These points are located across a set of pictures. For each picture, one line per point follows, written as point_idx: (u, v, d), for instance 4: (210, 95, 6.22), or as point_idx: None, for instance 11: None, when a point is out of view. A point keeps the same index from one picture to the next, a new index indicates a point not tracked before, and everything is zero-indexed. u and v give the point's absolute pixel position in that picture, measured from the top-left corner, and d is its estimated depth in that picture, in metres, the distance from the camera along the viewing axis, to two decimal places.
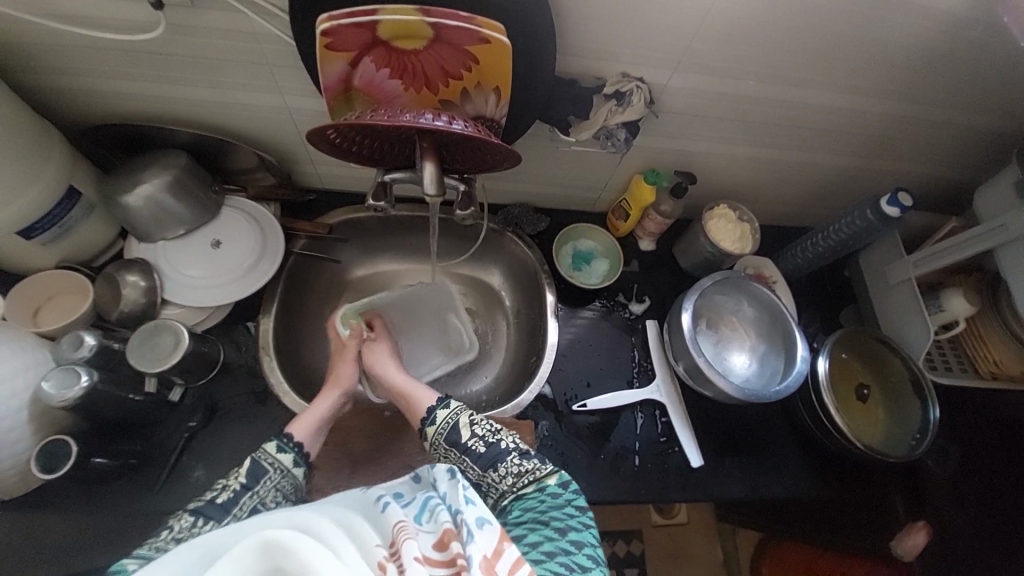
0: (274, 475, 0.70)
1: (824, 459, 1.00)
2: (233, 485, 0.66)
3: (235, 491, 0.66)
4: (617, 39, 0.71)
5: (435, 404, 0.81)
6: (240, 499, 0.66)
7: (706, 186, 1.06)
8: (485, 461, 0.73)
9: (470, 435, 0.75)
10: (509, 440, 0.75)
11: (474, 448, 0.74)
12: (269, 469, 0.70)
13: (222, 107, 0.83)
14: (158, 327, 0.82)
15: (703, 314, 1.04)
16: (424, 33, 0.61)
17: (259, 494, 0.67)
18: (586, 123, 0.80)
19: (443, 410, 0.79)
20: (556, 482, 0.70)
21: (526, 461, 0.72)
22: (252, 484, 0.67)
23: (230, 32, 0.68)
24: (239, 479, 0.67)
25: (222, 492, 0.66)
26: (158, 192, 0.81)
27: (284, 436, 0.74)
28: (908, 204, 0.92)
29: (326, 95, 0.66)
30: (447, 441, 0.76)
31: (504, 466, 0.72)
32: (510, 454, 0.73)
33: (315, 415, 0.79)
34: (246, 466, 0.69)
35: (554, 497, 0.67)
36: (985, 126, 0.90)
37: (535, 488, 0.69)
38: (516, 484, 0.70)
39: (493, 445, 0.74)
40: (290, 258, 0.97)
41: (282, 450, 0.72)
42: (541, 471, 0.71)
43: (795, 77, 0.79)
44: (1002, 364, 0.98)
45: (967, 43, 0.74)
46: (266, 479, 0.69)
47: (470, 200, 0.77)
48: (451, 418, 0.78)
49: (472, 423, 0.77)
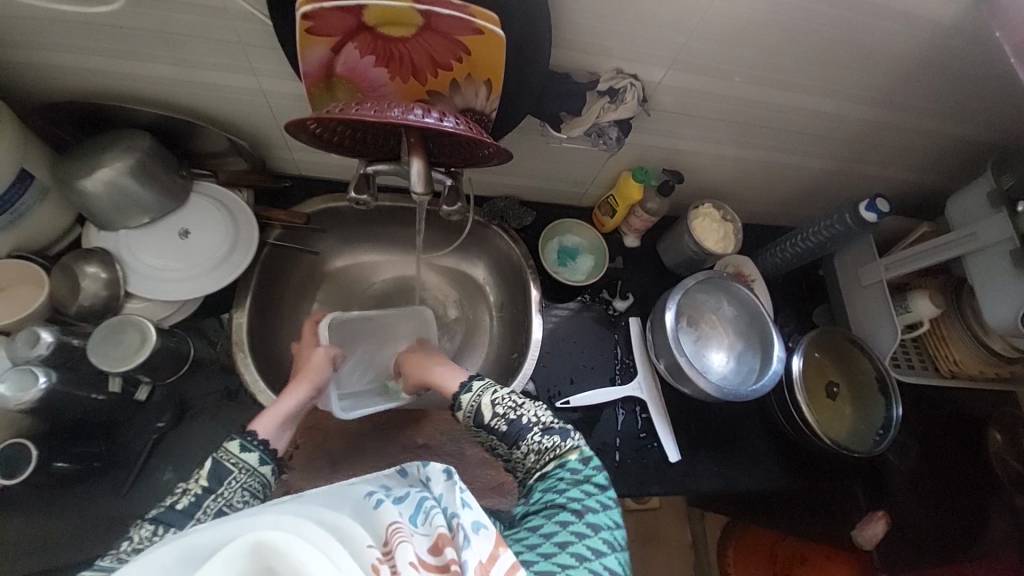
0: (240, 476, 0.65)
1: (794, 454, 1.04)
2: (195, 489, 0.63)
3: (196, 495, 0.62)
4: (612, 34, 0.69)
5: (470, 377, 0.78)
6: (202, 504, 0.62)
7: (693, 184, 1.06)
8: (509, 439, 0.71)
9: (494, 415, 0.73)
10: (532, 415, 0.72)
11: (497, 426, 0.72)
12: (234, 470, 0.65)
13: (190, 86, 0.77)
14: (122, 322, 0.77)
15: (684, 312, 1.05)
16: (413, 20, 0.58)
17: (223, 497, 0.63)
18: (578, 119, 0.78)
19: (467, 392, 0.76)
20: (576, 457, 0.69)
21: (548, 438, 0.71)
22: (215, 486, 0.63)
23: (200, 7, 0.63)
24: (200, 484, 0.63)
25: (182, 498, 0.62)
26: (119, 177, 0.76)
27: (247, 433, 0.68)
28: (885, 210, 0.95)
29: (305, 81, 0.61)
30: (474, 423, 0.74)
31: (526, 444, 0.71)
32: (532, 430, 0.71)
33: (280, 410, 0.73)
34: (207, 467, 0.64)
35: (574, 474, 0.67)
36: (961, 135, 0.93)
37: (558, 464, 0.69)
38: (539, 461, 0.70)
39: (516, 421, 0.72)
40: (265, 249, 0.92)
41: (246, 450, 0.67)
42: (563, 447, 0.70)
43: (786, 80, 0.79)
44: (960, 363, 1.05)
45: (953, 53, 0.75)
46: (230, 481, 0.64)
47: (457, 195, 0.75)
48: (473, 403, 0.74)
49: (495, 399, 0.74)
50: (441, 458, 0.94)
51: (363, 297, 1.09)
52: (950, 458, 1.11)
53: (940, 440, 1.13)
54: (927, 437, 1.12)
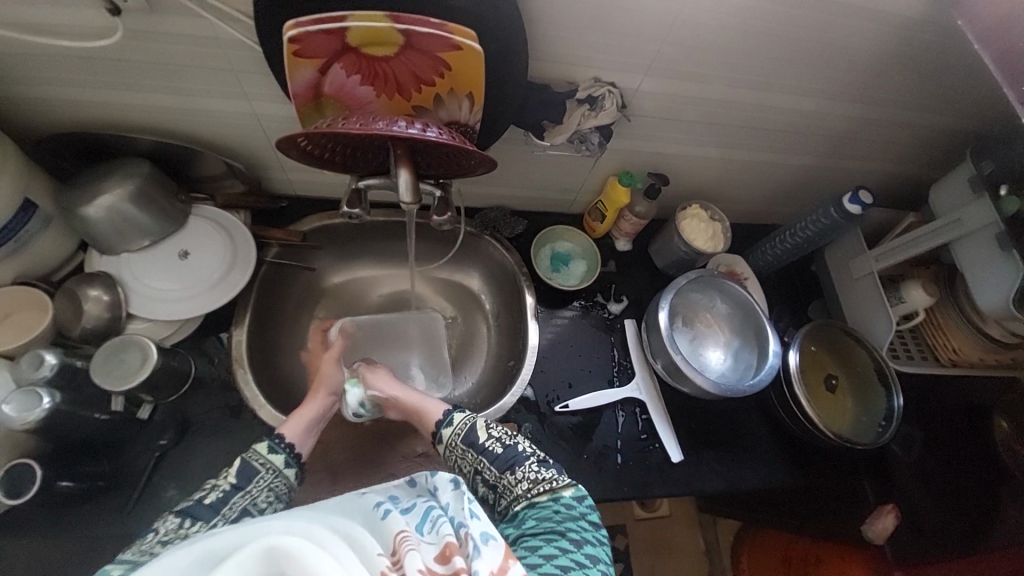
0: (266, 476, 0.70)
1: (798, 449, 1.04)
2: (223, 485, 0.67)
3: (224, 491, 0.67)
4: (589, 43, 0.72)
5: (452, 408, 0.82)
6: (230, 500, 0.66)
7: (679, 186, 1.09)
8: (503, 462, 0.74)
9: (487, 436, 0.77)
10: (527, 446, 0.77)
11: (491, 449, 0.76)
12: (261, 470, 0.70)
13: (186, 113, 0.80)
14: (125, 342, 0.78)
15: (678, 312, 1.06)
16: (395, 39, 0.60)
17: (250, 495, 0.68)
18: (559, 128, 0.80)
19: (460, 413, 0.81)
20: (571, 493, 0.71)
21: (544, 469, 0.74)
22: (243, 484, 0.68)
23: (193, 37, 0.67)
24: (229, 480, 0.68)
25: (211, 493, 0.66)
26: (121, 202, 0.79)
27: (276, 437, 0.75)
28: (869, 202, 0.96)
29: (295, 102, 0.64)
30: (464, 441, 0.77)
31: (521, 470, 0.73)
32: (528, 459, 0.75)
33: (307, 415, 0.80)
34: (237, 465, 0.70)
35: (568, 508, 0.68)
36: (937, 125, 0.95)
37: (551, 497, 0.70)
38: (530, 490, 0.71)
39: (511, 447, 0.76)
40: (263, 268, 0.94)
41: (273, 452, 0.73)
42: (558, 482, 0.72)
43: (760, 81, 0.82)
44: (960, 351, 1.05)
45: (918, 46, 0.78)
46: (258, 480, 0.70)
47: (447, 205, 0.76)
48: (468, 421, 0.79)
49: (489, 425, 0.79)
50: (443, 467, 0.94)
51: (361, 311, 1.10)
52: (957, 446, 1.11)
53: (945, 425, 1.12)
54: (931, 426, 1.11)
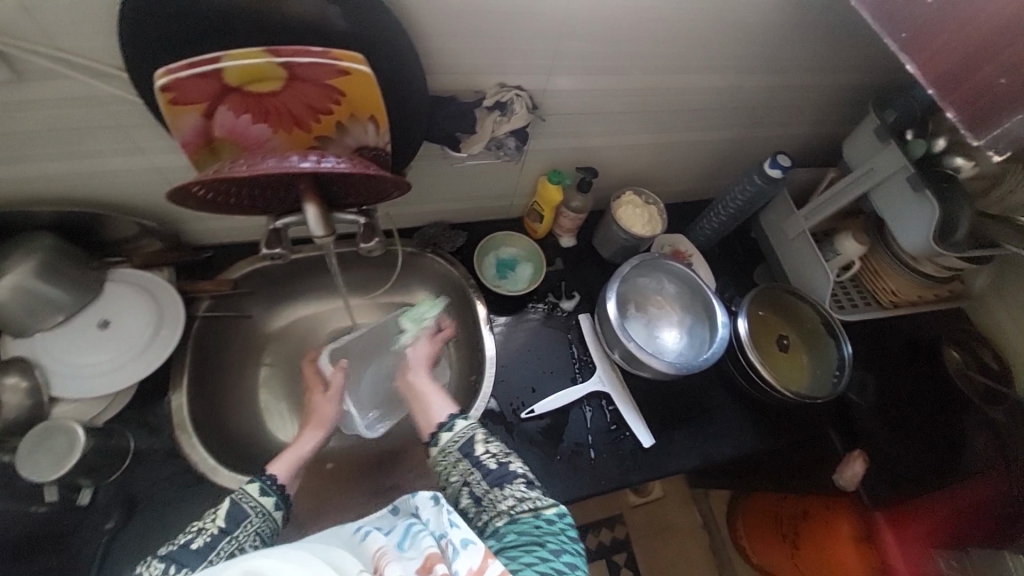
0: (255, 520, 0.64)
1: (765, 413, 1.06)
2: (210, 529, 0.61)
3: (212, 535, 0.61)
4: (485, 51, 0.72)
5: (456, 413, 0.77)
6: (218, 545, 0.60)
7: (611, 176, 1.10)
8: (493, 477, 0.69)
9: (485, 449, 0.72)
10: (520, 465, 0.71)
11: (486, 463, 0.70)
12: (250, 513, 0.64)
13: (83, 177, 0.76)
14: (49, 428, 0.72)
15: (629, 298, 1.07)
16: (278, 74, 0.59)
17: (237, 540, 0.62)
18: (474, 138, 0.80)
19: (463, 421, 0.76)
20: (554, 511, 0.65)
21: (532, 489, 0.68)
22: (231, 528, 0.62)
23: (69, 99, 0.63)
24: (216, 524, 0.61)
25: (197, 538, 0.60)
26: (27, 280, 0.75)
27: (266, 476, 0.68)
28: (787, 164, 1.00)
29: (185, 150, 0.62)
30: (460, 451, 0.72)
31: (508, 488, 0.67)
32: (517, 478, 0.69)
33: (300, 452, 0.73)
34: (226, 505, 0.63)
35: (551, 525, 0.63)
36: (838, 84, 1.00)
37: (533, 514, 0.64)
38: (514, 507, 0.65)
39: (504, 465, 0.70)
40: (195, 324, 0.90)
41: (265, 493, 0.66)
42: (544, 502, 0.66)
43: (664, 64, 0.84)
44: (898, 293, 1.10)
45: (803, 12, 0.81)
46: (246, 523, 0.63)
47: (374, 230, 0.77)
48: (468, 431, 0.74)
49: (487, 439, 0.74)
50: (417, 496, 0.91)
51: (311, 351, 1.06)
52: (911, 381, 1.15)
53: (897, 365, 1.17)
54: (883, 368, 1.16)
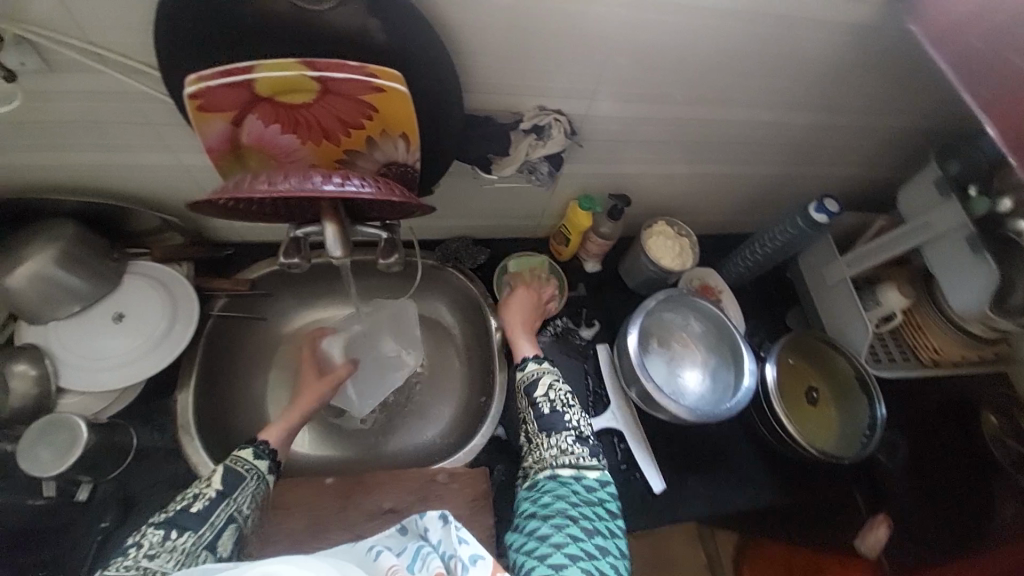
0: (250, 482, 0.70)
1: (785, 467, 1.00)
2: (208, 493, 0.66)
3: (210, 499, 0.66)
4: (526, 73, 0.68)
5: (529, 358, 0.83)
6: (215, 508, 0.66)
7: (644, 203, 1.05)
8: (544, 424, 0.75)
9: (544, 394, 0.77)
10: (575, 418, 0.76)
11: (541, 407, 0.76)
12: (245, 476, 0.70)
13: (110, 169, 0.75)
14: (53, 422, 0.72)
15: (652, 332, 1.02)
16: (311, 86, 0.56)
17: (236, 502, 0.68)
18: (507, 159, 0.77)
19: (534, 364, 0.81)
20: (597, 477, 0.71)
21: (579, 447, 0.73)
22: (229, 491, 0.68)
23: (101, 94, 0.62)
24: (213, 488, 0.67)
25: (196, 501, 0.65)
26: (47, 267, 0.75)
27: (260, 443, 0.76)
28: (836, 209, 0.94)
29: (211, 156, 0.60)
30: (523, 390, 0.79)
31: (557, 438, 0.74)
32: (567, 431, 0.74)
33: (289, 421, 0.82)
34: (221, 472, 0.69)
35: (587, 492, 0.69)
36: (897, 127, 0.93)
37: (574, 473, 0.71)
38: (557, 460, 0.72)
39: (559, 415, 0.75)
40: (208, 322, 0.88)
41: (258, 457, 0.74)
42: (586, 462, 0.72)
43: (713, 97, 0.79)
44: (940, 351, 1.03)
45: (869, 53, 0.76)
46: (243, 486, 0.69)
47: (394, 246, 0.74)
48: (534, 375, 0.80)
49: (551, 385, 0.78)
50: None
51: None
52: (944, 444, 1.08)
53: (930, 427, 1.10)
54: (916, 430, 1.09)
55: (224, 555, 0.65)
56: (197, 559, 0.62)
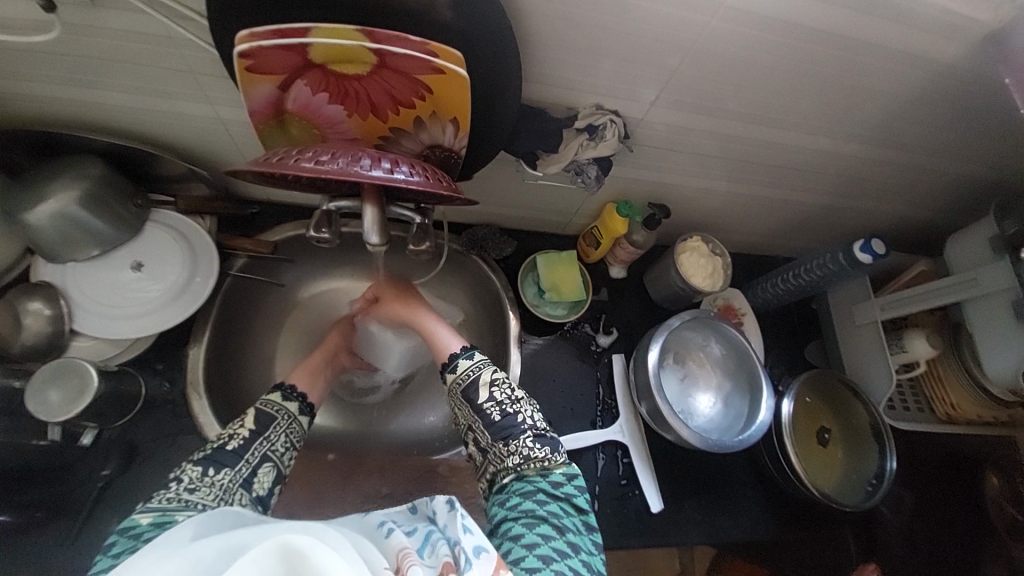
0: (282, 421, 0.69)
1: (784, 503, 0.99)
2: (243, 432, 0.65)
3: (246, 438, 0.64)
4: (590, 70, 0.64)
5: (459, 352, 0.77)
6: (252, 445, 0.64)
7: (681, 216, 1.01)
8: (498, 430, 0.69)
9: (489, 397, 0.71)
10: (528, 416, 0.70)
11: (490, 413, 0.70)
12: (277, 416, 0.69)
13: (142, 113, 0.72)
14: (63, 367, 0.71)
15: (670, 349, 1.01)
16: (366, 58, 0.53)
17: (271, 439, 0.66)
18: (554, 158, 0.73)
19: (467, 359, 0.75)
20: (562, 472, 0.67)
21: (539, 446, 0.68)
22: (263, 429, 0.66)
23: (142, 35, 0.58)
24: (248, 427, 0.65)
25: (232, 440, 0.64)
26: (67, 208, 0.71)
27: (287, 388, 0.74)
28: (881, 252, 0.90)
29: (253, 119, 0.57)
30: (463, 394, 0.72)
31: (514, 442, 0.68)
32: (524, 432, 0.69)
33: (311, 370, 0.80)
34: (253, 414, 0.67)
35: (554, 488, 0.65)
36: (962, 173, 0.89)
37: (539, 473, 0.66)
38: (521, 464, 0.67)
39: (510, 416, 0.70)
40: (226, 281, 0.87)
41: (287, 399, 0.72)
42: (552, 461, 0.67)
43: (780, 118, 0.75)
44: (958, 407, 1.00)
45: (957, 92, 0.71)
46: (275, 425, 0.68)
47: (426, 234, 0.73)
48: (474, 371, 0.74)
49: (492, 383, 0.72)
50: None
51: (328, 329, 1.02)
52: (944, 500, 1.07)
53: (937, 483, 1.08)
54: (921, 482, 1.07)
55: (260, 493, 0.63)
56: (234, 496, 0.59)
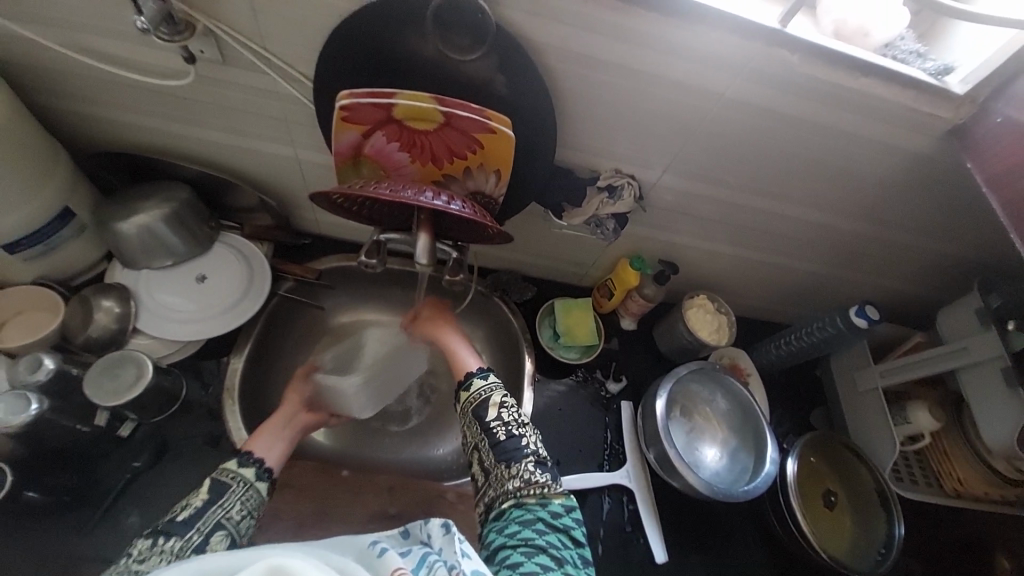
0: (237, 488, 0.66)
1: (792, 567, 0.99)
2: (195, 502, 0.62)
3: (196, 508, 0.62)
4: (613, 140, 0.77)
5: (476, 371, 0.79)
6: (203, 514, 0.62)
7: (689, 275, 1.10)
8: (502, 452, 0.70)
9: (496, 418, 0.73)
10: (532, 442, 0.72)
11: (496, 433, 0.72)
12: (231, 483, 0.66)
13: (234, 150, 0.86)
14: (122, 358, 0.79)
15: (677, 401, 1.04)
16: (435, 118, 0.66)
17: (224, 507, 0.63)
18: (578, 211, 0.85)
19: (483, 378, 0.78)
20: (561, 503, 0.68)
21: (540, 472, 0.69)
22: (215, 498, 0.63)
23: (254, 89, 0.73)
24: (200, 497, 0.63)
25: (183, 511, 0.62)
26: (154, 222, 0.83)
27: (245, 453, 0.72)
28: (875, 317, 0.97)
29: (335, 158, 0.70)
30: (473, 414, 0.74)
31: (516, 467, 0.69)
32: (526, 457, 0.70)
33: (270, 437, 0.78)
34: (206, 483, 0.65)
35: (553, 518, 0.66)
36: (946, 252, 0.98)
37: (539, 501, 0.67)
38: (521, 489, 0.68)
39: (515, 439, 0.71)
40: (273, 300, 0.95)
41: (244, 465, 0.69)
42: (551, 489, 0.68)
43: (775, 191, 0.86)
44: (965, 482, 1.00)
45: (930, 178, 0.81)
46: (229, 493, 0.65)
47: (461, 267, 0.80)
48: (486, 391, 0.76)
49: (501, 405, 0.74)
50: None
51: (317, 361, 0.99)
52: None
53: (950, 564, 1.04)
54: (933, 561, 1.04)
55: None
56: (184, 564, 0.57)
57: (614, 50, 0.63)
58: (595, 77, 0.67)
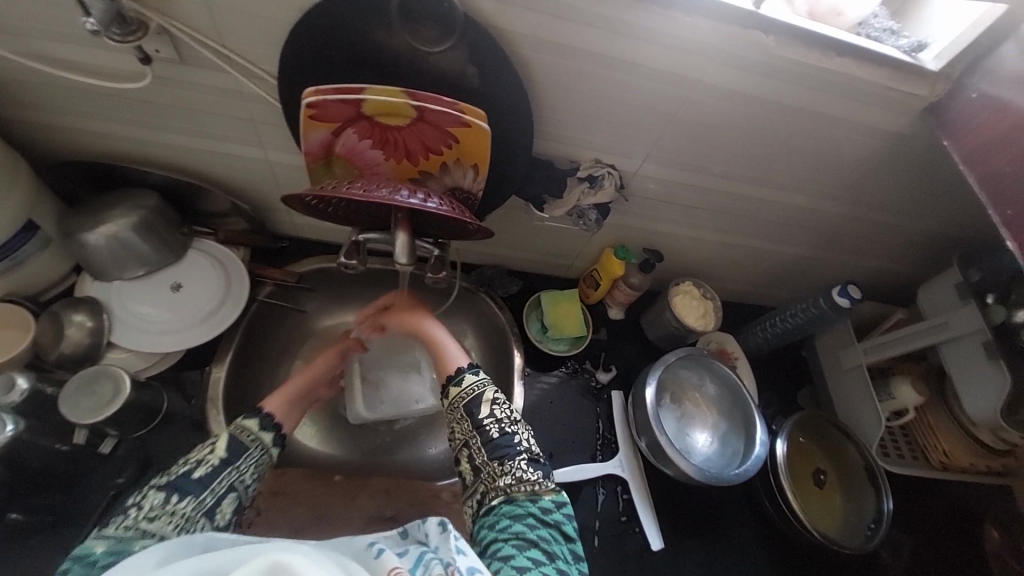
0: (253, 452, 0.67)
1: (785, 547, 1.00)
2: (211, 461, 0.62)
3: (213, 466, 0.62)
4: (591, 130, 0.76)
5: (465, 367, 0.78)
6: (218, 475, 0.62)
7: (674, 262, 1.10)
8: (494, 449, 0.70)
9: (488, 414, 0.72)
10: (524, 439, 0.71)
11: (489, 431, 0.71)
12: (247, 446, 0.66)
13: (201, 154, 0.83)
14: (98, 374, 0.77)
15: (667, 388, 1.04)
16: (407, 113, 0.64)
17: (238, 470, 0.64)
18: (560, 202, 0.84)
19: (472, 374, 0.77)
20: (552, 499, 0.67)
21: (532, 470, 0.69)
22: (233, 459, 0.64)
23: (218, 89, 0.70)
24: (217, 456, 0.63)
25: (198, 468, 0.61)
26: (122, 230, 0.80)
27: (265, 412, 0.72)
28: (857, 296, 0.98)
29: (307, 158, 0.68)
30: (465, 408, 0.73)
31: (509, 463, 0.69)
32: (519, 454, 0.70)
33: (289, 393, 0.78)
34: (223, 439, 0.65)
35: (545, 513, 0.65)
36: (924, 229, 0.99)
37: (529, 497, 0.67)
38: (512, 486, 0.67)
39: (508, 435, 0.71)
40: (252, 305, 0.93)
41: (264, 428, 0.69)
42: (541, 485, 0.68)
43: (755, 176, 0.86)
44: (950, 454, 1.02)
45: (907, 156, 0.82)
46: (246, 455, 0.66)
47: (443, 264, 0.79)
48: (478, 386, 0.75)
49: (494, 402, 0.74)
50: None
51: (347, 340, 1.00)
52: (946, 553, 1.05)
53: (937, 535, 1.07)
54: (921, 533, 1.06)
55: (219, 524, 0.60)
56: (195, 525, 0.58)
57: (586, 37, 0.62)
58: (569, 66, 0.66)
